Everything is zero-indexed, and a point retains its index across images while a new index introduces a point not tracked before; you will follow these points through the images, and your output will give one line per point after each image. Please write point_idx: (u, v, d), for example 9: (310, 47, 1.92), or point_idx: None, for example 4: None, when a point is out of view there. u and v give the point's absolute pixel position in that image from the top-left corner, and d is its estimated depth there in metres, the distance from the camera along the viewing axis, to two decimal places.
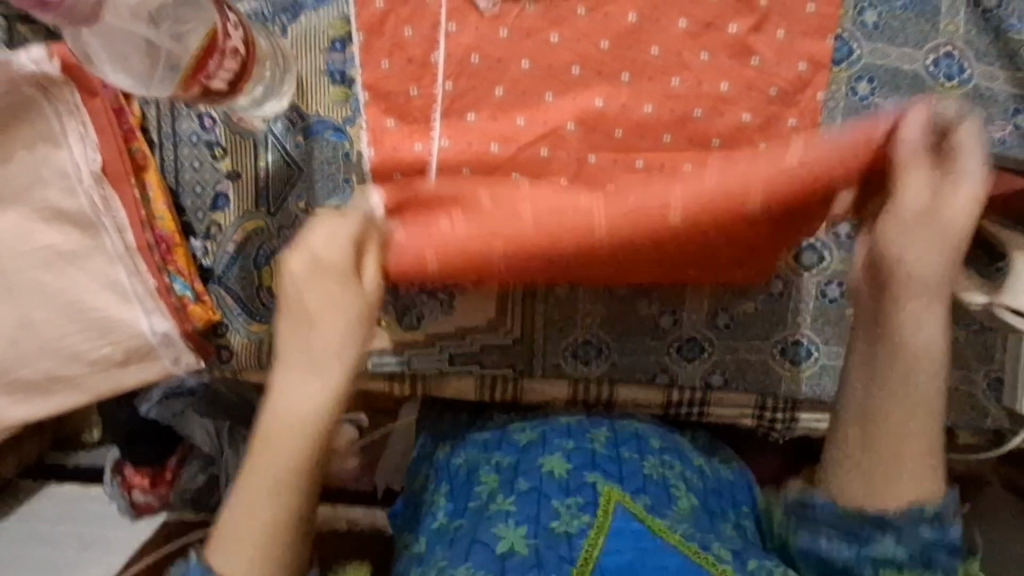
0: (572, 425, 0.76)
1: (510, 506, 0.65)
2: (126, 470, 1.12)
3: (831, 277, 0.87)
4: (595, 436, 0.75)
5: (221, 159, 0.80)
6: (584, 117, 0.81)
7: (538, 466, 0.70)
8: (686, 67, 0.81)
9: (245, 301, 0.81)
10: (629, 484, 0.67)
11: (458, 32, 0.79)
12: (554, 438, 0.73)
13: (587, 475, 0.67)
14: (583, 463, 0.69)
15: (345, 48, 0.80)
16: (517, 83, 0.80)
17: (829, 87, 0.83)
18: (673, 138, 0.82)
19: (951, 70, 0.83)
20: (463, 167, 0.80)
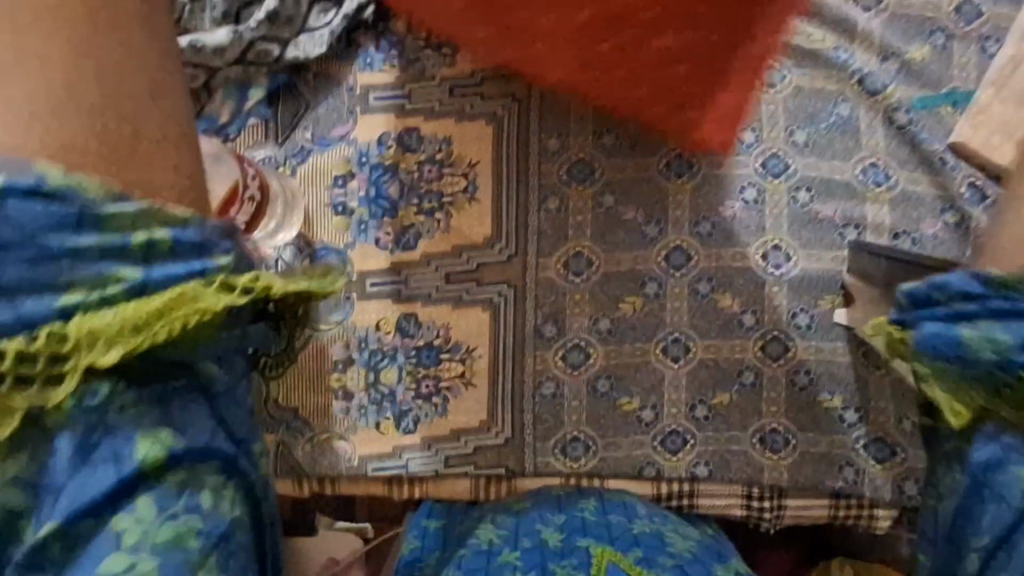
0: (562, 500, 0.85)
1: (517, 559, 0.74)
2: None
3: (799, 365, 0.93)
4: (584, 506, 0.83)
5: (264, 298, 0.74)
6: (557, 230, 0.93)
7: (537, 534, 0.78)
8: (643, 180, 0.94)
9: None
10: (620, 542, 0.75)
11: (451, 169, 0.93)
12: (547, 513, 0.82)
13: (579, 540, 0.75)
14: (573, 530, 0.77)
15: (345, 184, 0.92)
16: (496, 207, 0.93)
17: (773, 199, 0.94)
18: (646, 238, 0.94)
19: (878, 177, 0.94)
20: (450, 274, 0.92)
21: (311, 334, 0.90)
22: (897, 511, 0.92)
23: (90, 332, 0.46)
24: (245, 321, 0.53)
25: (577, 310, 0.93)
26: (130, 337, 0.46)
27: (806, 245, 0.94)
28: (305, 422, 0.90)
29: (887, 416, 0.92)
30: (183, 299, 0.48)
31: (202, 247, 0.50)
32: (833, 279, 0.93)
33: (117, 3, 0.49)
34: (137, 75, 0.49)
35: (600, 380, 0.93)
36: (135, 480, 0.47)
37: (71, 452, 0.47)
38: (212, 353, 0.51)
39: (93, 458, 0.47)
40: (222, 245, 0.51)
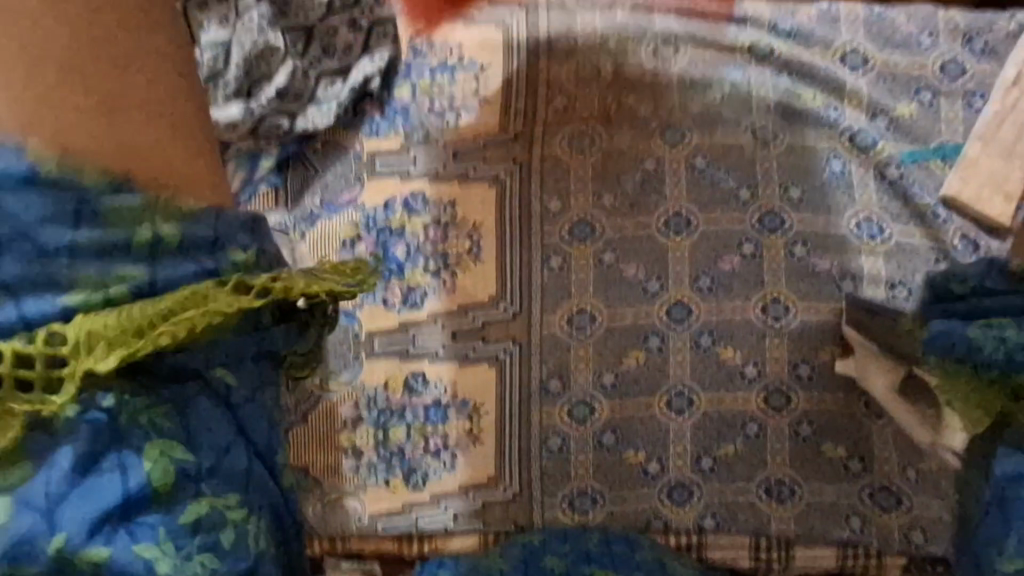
0: (568, 528, 0.91)
1: None
2: None
3: (802, 416, 0.95)
4: (589, 535, 0.91)
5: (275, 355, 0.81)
6: (562, 286, 0.96)
7: (544, 566, 0.86)
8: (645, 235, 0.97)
9: None
10: (620, 570, 0.86)
11: (457, 233, 0.96)
12: (553, 545, 0.88)
13: (586, 571, 0.85)
14: (578, 559, 0.87)
15: (354, 248, 0.94)
16: (501, 264, 0.96)
17: (770, 253, 0.96)
18: (653, 293, 0.96)
19: (872, 230, 0.97)
20: (456, 330, 0.94)
21: (322, 395, 0.93)
22: (907, 561, 0.91)
23: (131, 320, 0.56)
24: (266, 323, 0.66)
25: (582, 365, 0.95)
26: (124, 346, 0.56)
27: (804, 297, 0.96)
28: (315, 481, 0.91)
29: (892, 465, 0.93)
30: (201, 297, 0.59)
31: (215, 242, 0.63)
32: (830, 331, 0.95)
33: (170, 81, 0.64)
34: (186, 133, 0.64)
35: (606, 435, 0.94)
36: (141, 492, 0.55)
37: (73, 464, 0.54)
38: (219, 361, 0.63)
39: (114, 467, 0.55)
40: (240, 238, 0.64)
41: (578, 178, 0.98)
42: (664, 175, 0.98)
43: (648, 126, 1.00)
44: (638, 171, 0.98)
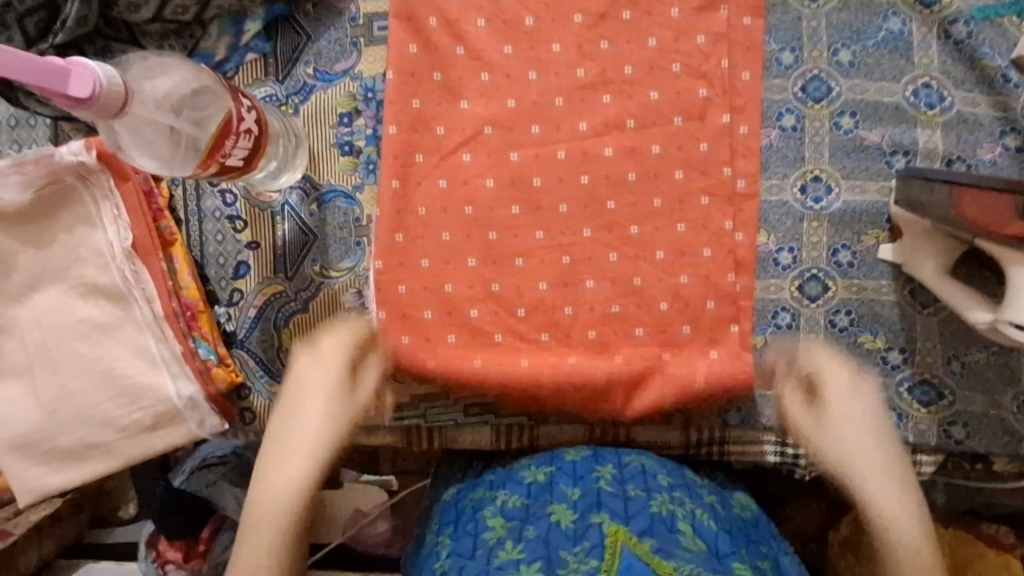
0: (576, 467, 0.80)
1: (519, 553, 0.68)
2: (159, 544, 1.08)
3: (839, 305, 0.88)
4: (599, 474, 0.79)
5: (242, 231, 0.86)
6: (591, 160, 0.87)
7: (546, 513, 0.73)
8: (679, 105, 0.87)
9: (267, 363, 0.86)
10: (635, 524, 0.71)
11: (472, 106, 0.87)
12: (560, 484, 0.78)
13: (594, 516, 0.71)
14: (587, 507, 0.73)
15: (352, 122, 0.86)
16: (516, 138, 0.87)
17: (814, 125, 0.86)
18: (684, 174, 0.87)
19: (930, 99, 0.86)
20: (466, 209, 0.87)
21: (322, 282, 0.87)
22: (942, 456, 0.89)
23: None
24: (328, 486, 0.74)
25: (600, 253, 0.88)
26: None
27: (849, 175, 0.86)
28: None
29: (934, 355, 0.88)
30: None
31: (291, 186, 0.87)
32: (879, 211, 0.87)
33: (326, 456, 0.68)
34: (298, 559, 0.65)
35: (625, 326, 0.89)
36: None
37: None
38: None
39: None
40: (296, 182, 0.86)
41: (601, 43, 0.88)
42: (697, 36, 0.87)
43: None
44: (669, 34, 0.88)
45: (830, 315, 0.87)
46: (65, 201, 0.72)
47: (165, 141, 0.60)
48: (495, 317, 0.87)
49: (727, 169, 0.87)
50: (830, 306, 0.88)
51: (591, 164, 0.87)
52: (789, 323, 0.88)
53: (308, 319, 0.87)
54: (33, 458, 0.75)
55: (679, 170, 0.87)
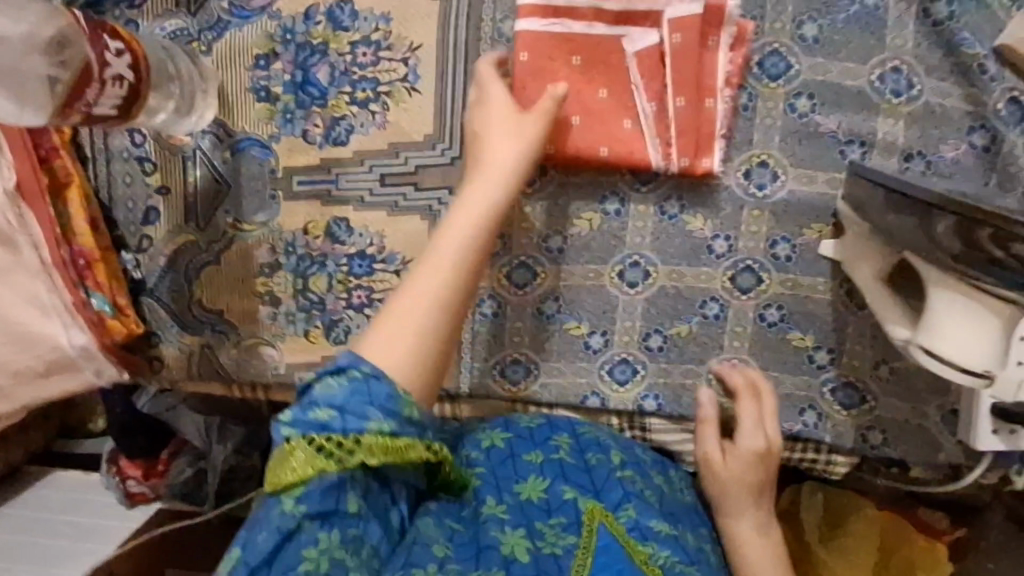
0: (534, 434, 0.77)
1: (503, 513, 0.65)
2: (120, 460, 1.12)
3: (771, 300, 0.84)
4: (557, 443, 0.76)
5: (152, 175, 0.82)
6: None
7: (513, 490, 0.69)
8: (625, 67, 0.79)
9: (177, 313, 0.85)
10: (606, 498, 0.71)
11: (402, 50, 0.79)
12: (522, 454, 0.74)
13: (565, 491, 0.69)
14: (555, 476, 0.71)
15: (269, 65, 0.80)
16: (448, 82, 0.80)
17: (766, 106, 0.80)
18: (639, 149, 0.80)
19: (897, 86, 0.79)
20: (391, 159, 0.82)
21: (235, 236, 0.84)
22: (857, 459, 0.87)
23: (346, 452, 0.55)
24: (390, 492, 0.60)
25: (526, 224, 0.84)
26: (379, 453, 0.56)
27: (798, 163, 0.81)
28: (230, 325, 0.86)
29: (863, 360, 0.85)
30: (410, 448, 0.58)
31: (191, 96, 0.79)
32: (825, 205, 0.82)
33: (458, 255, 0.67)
34: (453, 274, 0.66)
35: (547, 302, 0.85)
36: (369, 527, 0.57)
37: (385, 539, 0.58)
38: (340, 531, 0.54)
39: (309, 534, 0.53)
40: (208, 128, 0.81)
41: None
42: None
43: None
44: None
45: (758, 311, 0.84)
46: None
47: (28, 87, 0.59)
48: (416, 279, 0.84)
49: (696, 120, 0.79)
50: (764, 303, 0.84)
51: None
52: (702, 319, 0.85)
53: (219, 272, 0.85)
54: None
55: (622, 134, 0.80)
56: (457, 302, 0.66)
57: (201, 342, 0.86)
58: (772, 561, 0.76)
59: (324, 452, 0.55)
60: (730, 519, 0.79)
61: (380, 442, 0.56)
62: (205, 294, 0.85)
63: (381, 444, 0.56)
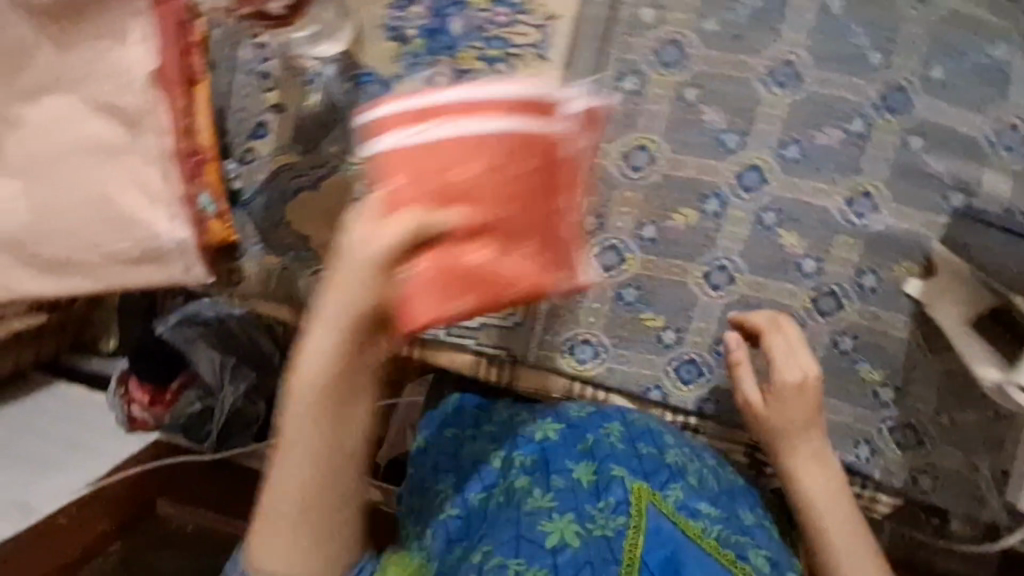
0: (583, 420, 0.79)
1: (551, 501, 0.68)
2: (128, 381, 1.01)
3: (847, 328, 0.85)
4: (608, 430, 0.77)
5: (270, 91, 0.84)
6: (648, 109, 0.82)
7: (565, 469, 0.72)
8: (751, 75, 0.81)
9: (264, 231, 0.86)
10: (653, 480, 0.72)
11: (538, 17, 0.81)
12: (572, 439, 0.76)
13: (613, 471, 0.71)
14: (604, 458, 0.73)
15: (407, 9, 0.82)
16: (576, 57, 0.81)
17: (881, 138, 0.81)
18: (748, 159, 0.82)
19: (1008, 142, 0.80)
20: None
21: (338, 166, 0.84)
22: (901, 502, 0.88)
23: None
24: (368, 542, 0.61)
25: (624, 208, 0.84)
26: None
27: (900, 199, 0.82)
28: (314, 254, 0.86)
29: (926, 403, 0.85)
30: None
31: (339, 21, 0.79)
32: (919, 245, 0.82)
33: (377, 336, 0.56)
34: (349, 386, 0.56)
35: (628, 289, 0.86)
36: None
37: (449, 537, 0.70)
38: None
39: None
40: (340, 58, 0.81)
41: None
42: (788, 10, 0.79)
43: None
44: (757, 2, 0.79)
45: (832, 336, 0.85)
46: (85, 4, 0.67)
47: None
48: None
49: (805, 139, 0.81)
50: (840, 330, 0.85)
51: (645, 108, 0.82)
52: None
53: (313, 199, 0.85)
54: (16, 259, 0.74)
55: (729, 140, 0.82)
56: (328, 482, 0.57)
57: (282, 265, 0.87)
58: (860, 555, 0.70)
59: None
60: (799, 475, 0.75)
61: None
62: (295, 219, 0.85)
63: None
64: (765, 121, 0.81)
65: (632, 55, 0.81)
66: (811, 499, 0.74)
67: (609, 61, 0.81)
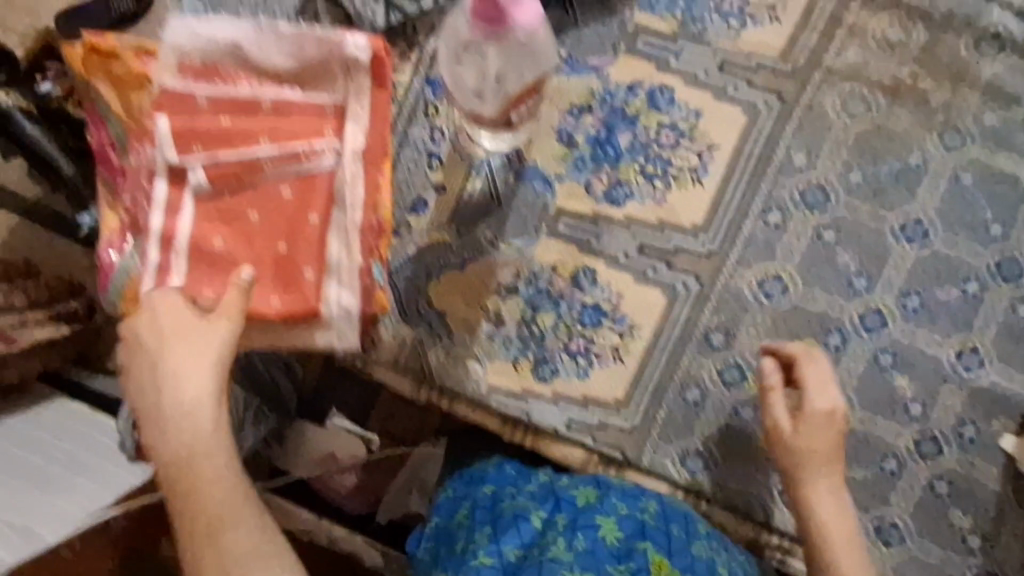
0: (625, 490, 0.79)
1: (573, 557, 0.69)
2: None
3: (944, 473, 0.89)
4: (646, 505, 0.78)
5: (435, 170, 0.87)
6: (788, 244, 0.87)
7: (592, 523, 0.74)
8: (884, 227, 0.87)
9: (404, 301, 0.87)
10: (678, 560, 0.73)
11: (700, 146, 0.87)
12: (610, 500, 0.77)
13: (639, 543, 0.72)
14: (633, 531, 0.74)
15: (580, 116, 0.87)
16: (729, 188, 0.87)
17: (993, 302, 0.88)
18: (873, 302, 0.88)
19: None
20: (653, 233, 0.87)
21: (488, 250, 0.87)
22: None
23: None
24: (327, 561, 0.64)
25: (752, 331, 0.88)
26: None
27: (1004, 359, 0.88)
28: (448, 331, 0.87)
29: (1009, 555, 0.89)
30: None
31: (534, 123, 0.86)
32: (1017, 404, 0.88)
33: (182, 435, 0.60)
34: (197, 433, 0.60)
35: (745, 407, 0.88)
36: None
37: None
38: None
39: None
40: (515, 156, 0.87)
41: (829, 142, 0.86)
42: (924, 175, 0.87)
43: (932, 115, 0.86)
44: (899, 163, 0.87)
45: (930, 479, 0.89)
46: (320, 65, 0.70)
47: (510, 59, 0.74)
48: (638, 346, 0.88)
49: (926, 292, 0.88)
50: (937, 474, 0.89)
51: (785, 242, 0.87)
52: (878, 470, 0.89)
53: (460, 278, 0.87)
54: None
55: (857, 283, 0.88)
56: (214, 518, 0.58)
57: (416, 337, 0.87)
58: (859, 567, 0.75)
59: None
60: (814, 498, 0.79)
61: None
62: (437, 294, 0.87)
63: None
64: (893, 270, 0.88)
65: (780, 193, 0.87)
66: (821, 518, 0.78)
67: (760, 196, 0.87)
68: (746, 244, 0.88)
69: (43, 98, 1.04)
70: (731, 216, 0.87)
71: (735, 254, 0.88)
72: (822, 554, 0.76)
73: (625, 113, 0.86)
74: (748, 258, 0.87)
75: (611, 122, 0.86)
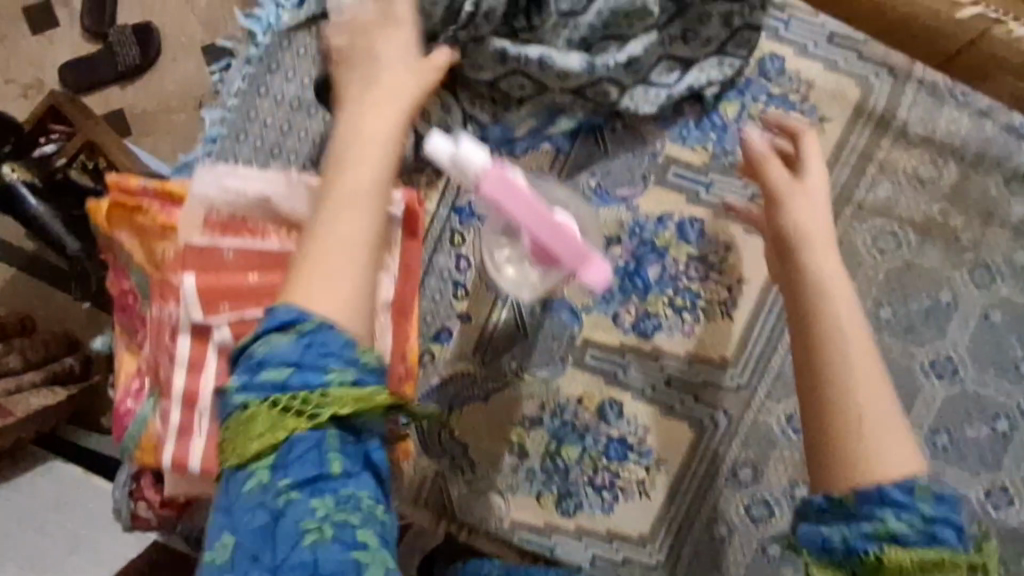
0: None
1: None
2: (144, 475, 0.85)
3: None
4: None
5: (461, 300, 0.85)
6: None
7: None
8: (911, 363, 0.86)
9: (427, 434, 0.86)
10: None
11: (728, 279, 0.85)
12: None
13: None
14: None
15: (609, 247, 0.85)
16: (757, 321, 0.85)
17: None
18: None
19: None
20: (679, 366, 0.86)
21: (513, 382, 0.86)
22: None
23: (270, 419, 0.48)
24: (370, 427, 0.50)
25: (781, 466, 0.85)
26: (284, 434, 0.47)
27: None
28: (470, 463, 0.86)
29: None
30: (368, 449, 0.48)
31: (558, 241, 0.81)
32: None
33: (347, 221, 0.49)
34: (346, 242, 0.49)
35: (773, 546, 0.85)
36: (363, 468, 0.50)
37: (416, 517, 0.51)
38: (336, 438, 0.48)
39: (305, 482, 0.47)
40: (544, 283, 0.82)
41: (858, 276, 0.85)
42: (954, 313, 0.85)
43: (962, 253, 0.85)
44: (927, 299, 0.85)
45: None
46: None
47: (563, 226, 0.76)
48: (662, 479, 0.86)
49: (955, 430, 0.86)
50: None
51: None
52: None
53: (484, 409, 0.86)
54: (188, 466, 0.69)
55: None
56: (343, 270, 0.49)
57: (438, 469, 0.86)
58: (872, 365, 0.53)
59: (290, 413, 0.46)
60: (828, 297, 0.56)
61: (348, 391, 0.47)
62: (460, 427, 0.86)
63: (348, 393, 0.47)
64: (920, 407, 0.86)
65: None
66: (822, 286, 0.57)
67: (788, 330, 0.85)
68: (774, 378, 0.86)
69: (47, 168, 1.00)
70: (758, 349, 0.86)
71: (763, 388, 0.86)
72: (842, 434, 0.50)
73: (654, 245, 0.85)
74: (776, 392, 0.86)
75: (638, 253, 0.85)
